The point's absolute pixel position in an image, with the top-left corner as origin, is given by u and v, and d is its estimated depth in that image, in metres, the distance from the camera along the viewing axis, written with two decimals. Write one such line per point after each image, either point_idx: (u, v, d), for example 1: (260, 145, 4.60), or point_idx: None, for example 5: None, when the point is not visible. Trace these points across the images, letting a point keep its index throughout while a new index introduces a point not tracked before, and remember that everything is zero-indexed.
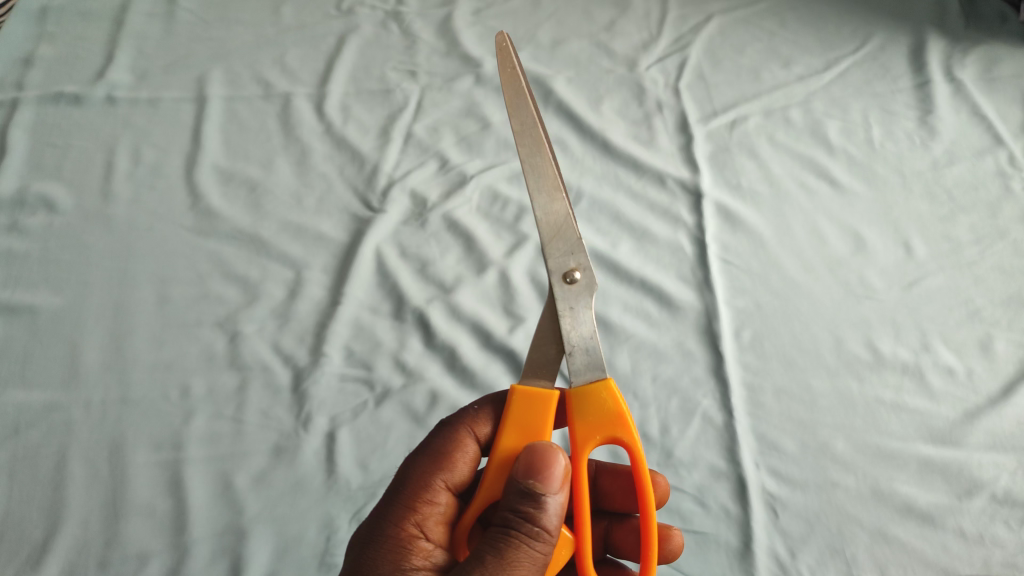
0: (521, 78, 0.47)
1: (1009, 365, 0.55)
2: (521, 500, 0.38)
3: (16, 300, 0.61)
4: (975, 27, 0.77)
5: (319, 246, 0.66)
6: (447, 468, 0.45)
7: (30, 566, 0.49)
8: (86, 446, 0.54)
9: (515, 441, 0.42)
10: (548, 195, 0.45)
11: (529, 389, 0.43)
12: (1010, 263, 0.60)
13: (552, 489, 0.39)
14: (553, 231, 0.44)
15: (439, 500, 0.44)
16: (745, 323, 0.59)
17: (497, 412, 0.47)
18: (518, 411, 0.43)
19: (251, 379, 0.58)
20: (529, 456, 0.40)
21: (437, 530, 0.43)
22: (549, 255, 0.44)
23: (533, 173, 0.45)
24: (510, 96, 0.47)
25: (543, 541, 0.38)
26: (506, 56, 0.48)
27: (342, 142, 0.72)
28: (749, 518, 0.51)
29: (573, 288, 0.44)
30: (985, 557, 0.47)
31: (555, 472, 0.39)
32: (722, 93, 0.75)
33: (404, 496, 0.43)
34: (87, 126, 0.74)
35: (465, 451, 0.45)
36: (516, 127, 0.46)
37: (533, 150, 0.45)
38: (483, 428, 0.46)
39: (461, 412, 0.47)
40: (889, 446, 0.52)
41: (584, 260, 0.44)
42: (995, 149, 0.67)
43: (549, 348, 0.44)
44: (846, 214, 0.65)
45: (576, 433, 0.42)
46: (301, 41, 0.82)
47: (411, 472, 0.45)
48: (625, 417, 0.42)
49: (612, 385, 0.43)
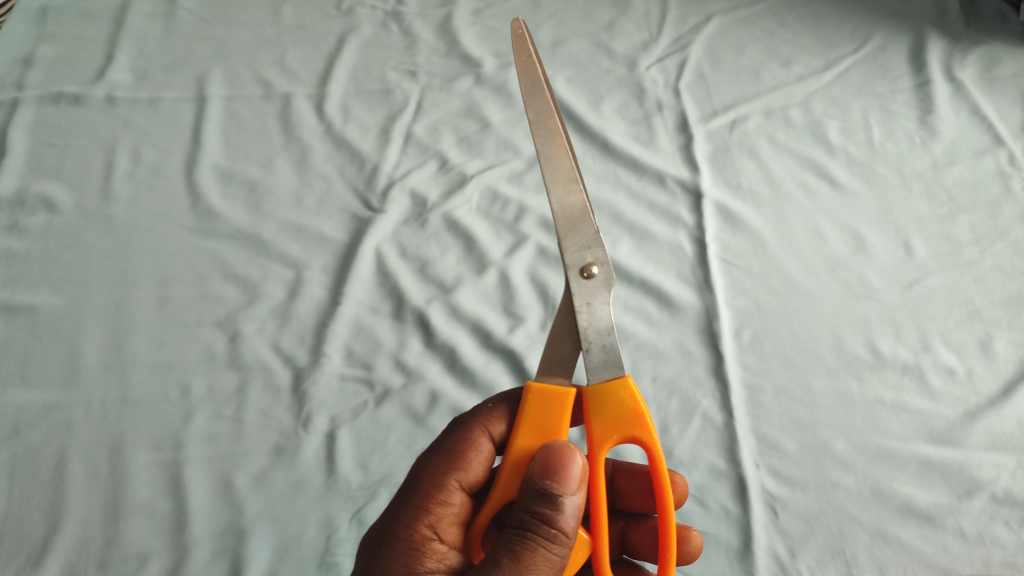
0: (537, 66, 0.47)
1: (1009, 365, 0.55)
2: (537, 501, 0.38)
3: (16, 300, 0.61)
4: (974, 27, 0.77)
5: (319, 246, 0.66)
6: (461, 468, 0.45)
7: (30, 566, 0.49)
8: (86, 446, 0.54)
9: (531, 440, 0.42)
10: (564, 187, 0.44)
11: (544, 387, 0.43)
12: (1010, 263, 0.60)
13: (569, 490, 0.39)
14: (569, 224, 0.44)
15: (453, 501, 0.44)
16: (745, 323, 0.59)
17: (511, 411, 0.47)
18: (533, 409, 0.43)
19: (251, 379, 0.58)
20: (546, 457, 0.39)
21: (451, 532, 0.43)
22: (566, 249, 0.44)
23: (548, 165, 0.44)
24: (525, 85, 0.46)
25: (560, 543, 0.38)
26: (523, 44, 0.48)
27: (342, 142, 0.73)
28: (750, 519, 0.51)
29: (591, 283, 0.44)
30: (985, 557, 0.47)
31: (572, 472, 0.39)
32: (722, 93, 0.75)
33: (417, 497, 0.43)
34: (87, 125, 0.74)
35: (479, 451, 0.45)
36: (532, 117, 0.45)
37: (549, 141, 0.45)
38: (496, 427, 0.46)
39: (475, 411, 0.46)
40: (889, 446, 0.52)
41: (601, 254, 0.44)
42: (995, 149, 0.67)
43: (565, 346, 0.44)
44: (846, 214, 0.65)
45: (593, 431, 0.42)
46: (301, 41, 0.82)
47: (425, 472, 0.45)
48: (644, 417, 0.42)
49: (630, 383, 0.43)
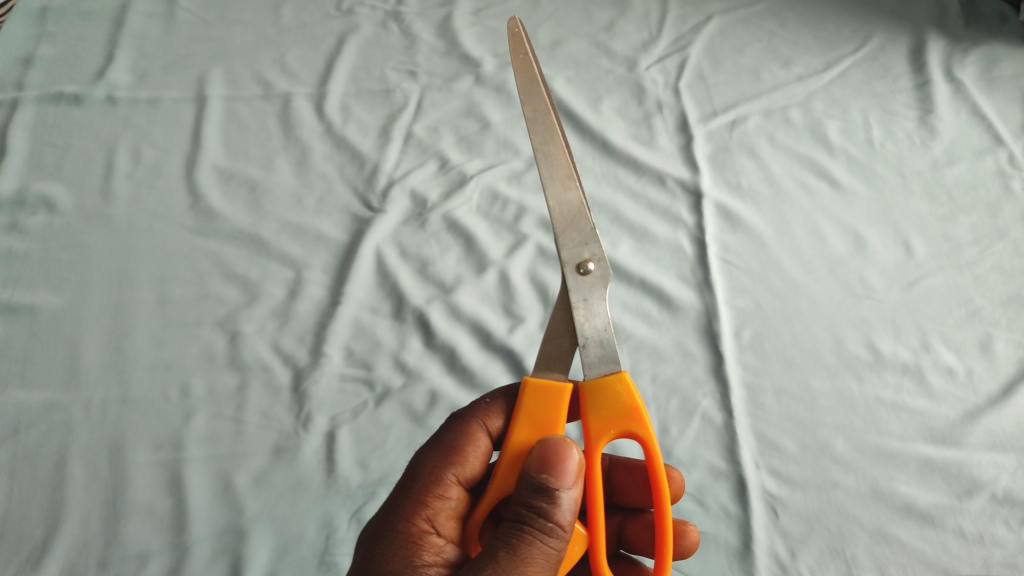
0: (534, 64, 0.47)
1: (1009, 365, 0.55)
2: (534, 495, 0.38)
3: (16, 300, 0.61)
4: (974, 27, 0.77)
5: (319, 246, 0.66)
6: (458, 462, 0.45)
7: (30, 566, 0.49)
8: (86, 446, 0.54)
9: (528, 434, 0.42)
10: (562, 184, 0.44)
11: (542, 382, 0.43)
12: (1010, 263, 0.60)
13: (565, 484, 0.39)
14: (567, 221, 0.44)
15: (450, 495, 0.44)
16: (745, 323, 0.59)
17: (509, 406, 0.47)
18: (531, 404, 0.43)
19: (251, 379, 0.58)
20: (542, 451, 0.39)
21: (448, 526, 0.43)
22: (563, 246, 0.44)
23: (546, 162, 0.44)
24: (522, 82, 0.46)
25: (556, 536, 0.38)
26: (518, 43, 0.47)
27: (342, 142, 0.73)
28: (749, 518, 0.51)
29: (587, 279, 0.44)
30: (985, 557, 0.47)
31: (568, 466, 0.39)
32: (723, 93, 0.75)
33: (415, 490, 0.43)
34: (87, 125, 0.74)
35: (476, 445, 0.45)
36: (529, 115, 0.45)
37: (546, 138, 0.45)
38: (494, 422, 0.46)
39: (473, 406, 0.47)
40: (889, 446, 0.52)
41: (598, 251, 0.44)
42: (995, 149, 0.67)
43: (563, 341, 0.44)
44: (846, 214, 0.65)
45: (590, 426, 0.42)
46: (301, 41, 0.82)
47: (422, 466, 0.45)
48: (641, 411, 0.42)
49: (627, 378, 0.43)
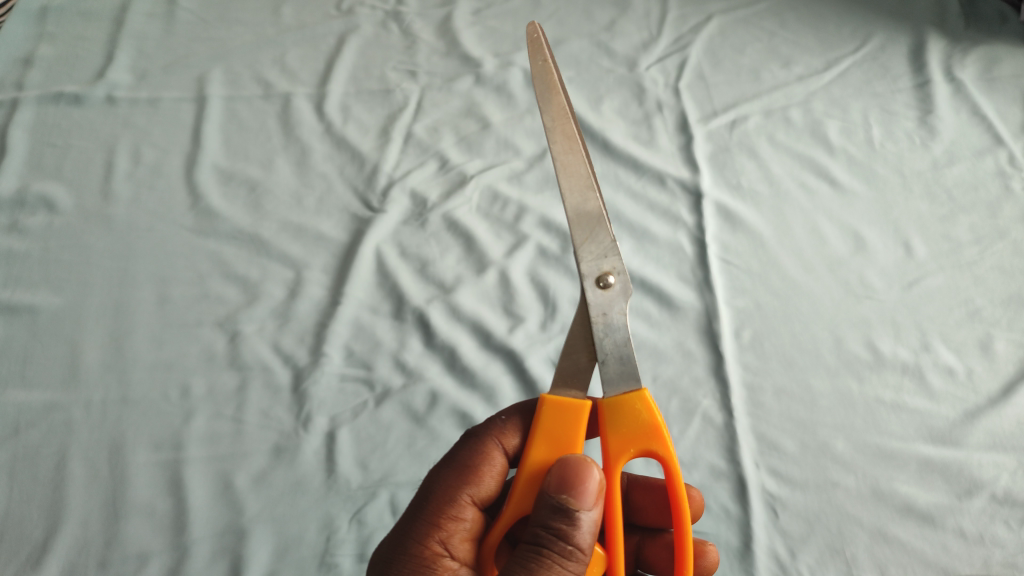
0: (552, 71, 0.47)
1: (1009, 364, 0.55)
2: (553, 516, 0.38)
3: (16, 300, 0.61)
4: (973, 27, 0.77)
5: (318, 246, 0.66)
6: (473, 483, 0.45)
7: (30, 566, 0.49)
8: (86, 446, 0.54)
9: (546, 453, 0.42)
10: (581, 194, 0.44)
11: (559, 399, 0.43)
12: (1010, 263, 0.60)
13: (585, 505, 0.38)
14: (586, 231, 0.44)
15: (465, 516, 0.44)
16: (745, 323, 0.59)
17: (524, 424, 0.47)
18: (548, 423, 0.42)
19: (251, 379, 0.58)
20: (562, 470, 0.39)
21: (462, 548, 0.43)
22: (582, 258, 0.44)
23: (565, 172, 0.44)
24: (540, 90, 0.46)
25: (576, 559, 0.38)
26: (537, 48, 0.48)
27: (342, 142, 0.73)
28: (749, 519, 0.51)
29: (607, 292, 0.44)
30: (985, 557, 0.47)
31: (588, 487, 0.39)
32: (723, 93, 0.75)
33: (429, 512, 0.44)
34: (86, 125, 0.74)
35: (492, 465, 0.45)
36: (548, 123, 0.45)
37: (565, 148, 0.44)
38: (510, 440, 0.46)
39: (489, 424, 0.46)
40: (889, 446, 0.52)
41: (618, 263, 0.44)
42: (995, 149, 0.67)
43: (580, 357, 0.44)
44: (846, 214, 0.65)
45: (610, 445, 0.42)
46: (302, 41, 0.82)
47: (437, 486, 0.45)
48: (661, 430, 0.42)
49: (647, 396, 0.43)
